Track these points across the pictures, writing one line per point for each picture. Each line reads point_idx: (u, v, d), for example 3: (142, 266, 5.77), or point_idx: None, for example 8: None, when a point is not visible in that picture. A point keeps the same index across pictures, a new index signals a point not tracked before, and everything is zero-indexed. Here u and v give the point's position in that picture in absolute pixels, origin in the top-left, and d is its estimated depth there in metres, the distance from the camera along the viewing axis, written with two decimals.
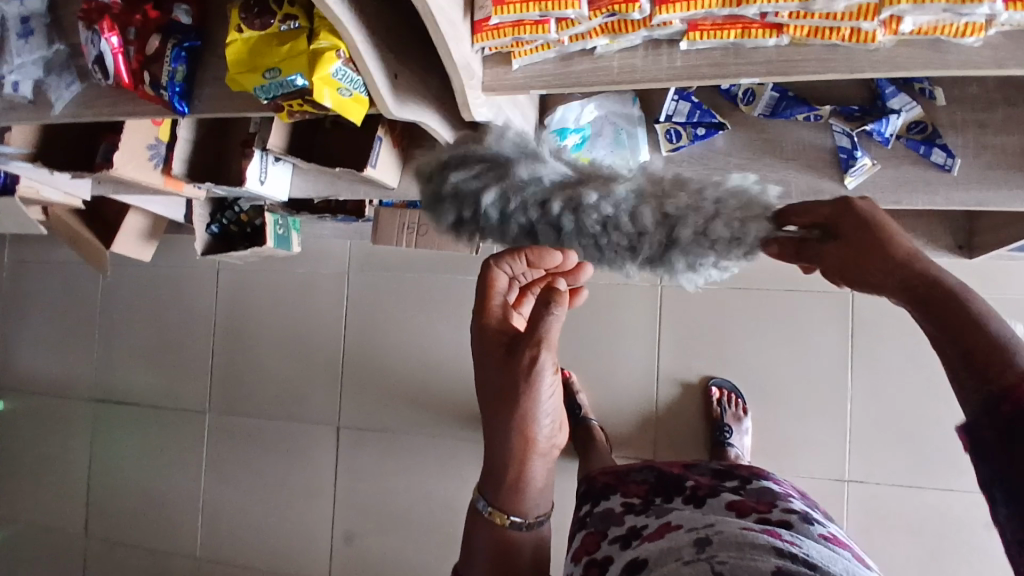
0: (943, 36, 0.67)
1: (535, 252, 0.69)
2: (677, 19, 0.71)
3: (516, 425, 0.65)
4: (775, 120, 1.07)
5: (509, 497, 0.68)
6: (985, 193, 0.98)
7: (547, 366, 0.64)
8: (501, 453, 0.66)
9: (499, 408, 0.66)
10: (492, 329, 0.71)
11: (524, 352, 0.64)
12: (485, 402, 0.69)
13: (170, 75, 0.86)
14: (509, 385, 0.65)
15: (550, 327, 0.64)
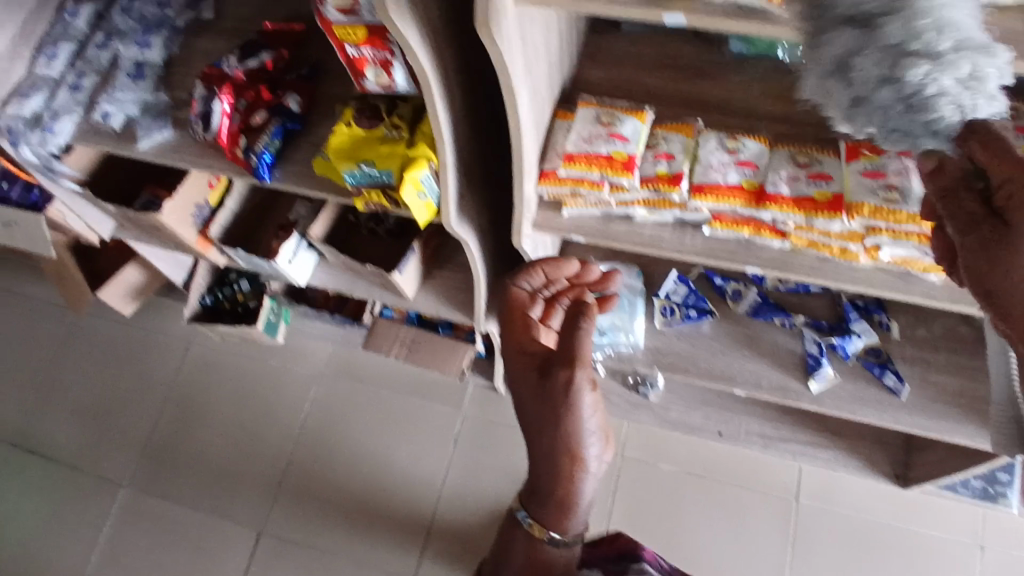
0: (912, 269, 0.85)
1: (547, 267, 1.05)
2: (706, 207, 0.87)
3: (569, 439, 0.88)
4: (755, 320, 1.23)
5: (555, 518, 0.88)
6: (925, 418, 1.14)
7: (581, 383, 0.89)
8: (553, 461, 0.88)
9: (546, 425, 0.89)
10: (528, 342, 1.00)
11: (558, 367, 0.90)
12: (535, 410, 0.91)
13: (266, 144, 0.98)
14: (555, 397, 0.89)
15: (581, 342, 0.90)
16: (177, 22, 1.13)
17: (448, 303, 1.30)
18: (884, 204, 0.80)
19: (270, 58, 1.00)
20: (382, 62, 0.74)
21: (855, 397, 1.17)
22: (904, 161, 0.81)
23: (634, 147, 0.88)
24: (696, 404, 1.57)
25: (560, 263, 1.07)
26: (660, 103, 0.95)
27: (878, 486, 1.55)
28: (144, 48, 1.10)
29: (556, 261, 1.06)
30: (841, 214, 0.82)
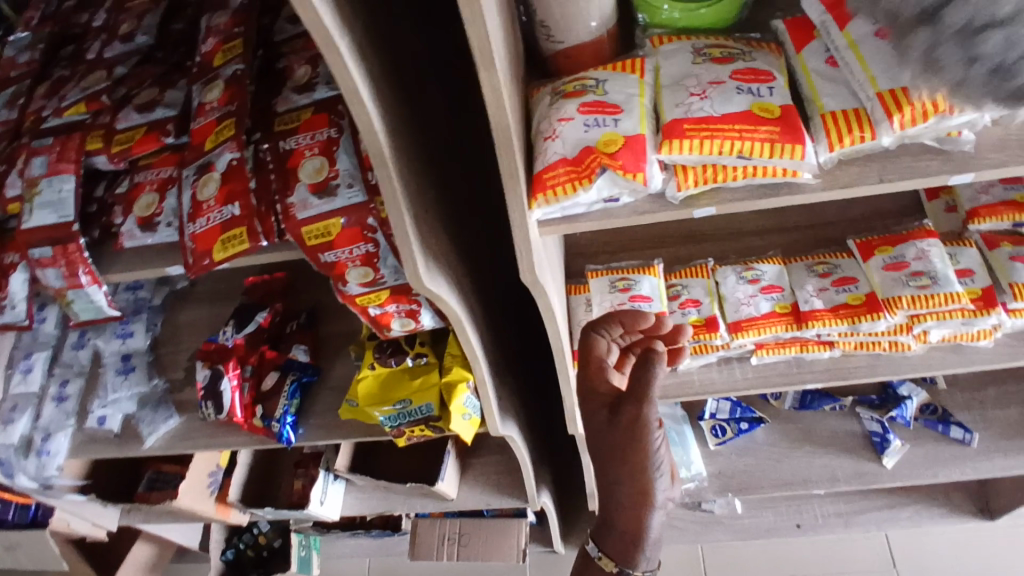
0: (963, 340, 0.84)
1: (625, 315, 0.81)
2: (749, 340, 0.86)
3: (638, 474, 0.79)
4: (803, 412, 1.20)
5: (622, 552, 0.81)
6: (1008, 460, 1.10)
7: (649, 421, 0.77)
8: (621, 500, 0.81)
9: (624, 462, 0.79)
10: (599, 383, 0.82)
11: (627, 413, 0.78)
12: (607, 451, 0.81)
13: (286, 406, 0.94)
14: (625, 436, 0.79)
15: (649, 386, 0.75)
16: (153, 300, 1.10)
17: (496, 490, 1.22)
18: (920, 292, 0.81)
19: (266, 316, 0.98)
20: (409, 311, 0.72)
21: (930, 460, 1.14)
22: (920, 245, 0.83)
23: (659, 304, 0.88)
24: (764, 503, 1.50)
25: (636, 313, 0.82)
26: (660, 248, 0.97)
27: (970, 528, 1.49)
28: (127, 338, 1.07)
29: (637, 312, 0.81)
30: (881, 312, 0.82)
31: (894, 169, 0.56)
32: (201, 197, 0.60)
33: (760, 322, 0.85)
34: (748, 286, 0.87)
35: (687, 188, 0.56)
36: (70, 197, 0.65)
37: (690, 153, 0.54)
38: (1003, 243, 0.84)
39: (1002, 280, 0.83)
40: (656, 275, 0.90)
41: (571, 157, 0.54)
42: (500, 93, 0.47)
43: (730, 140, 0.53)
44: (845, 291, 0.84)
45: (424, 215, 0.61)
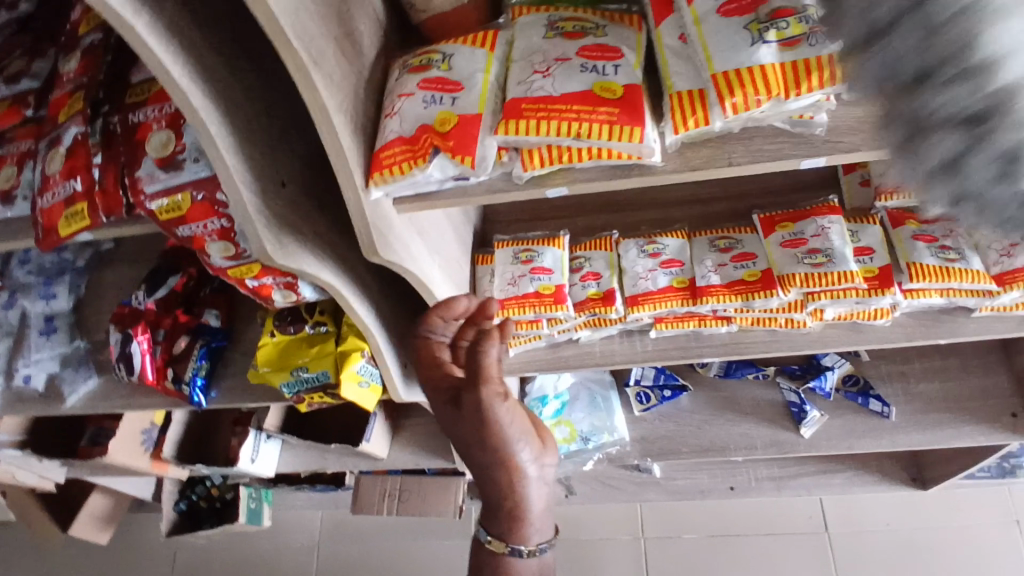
0: (860, 318, 0.84)
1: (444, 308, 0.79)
2: (646, 314, 0.86)
3: (501, 452, 0.77)
4: (729, 380, 1.21)
5: (509, 529, 0.81)
6: (924, 434, 1.12)
7: (494, 397, 0.74)
8: (492, 479, 0.79)
9: (478, 438, 0.77)
10: (439, 376, 0.78)
11: (469, 398, 0.74)
12: (463, 433, 0.78)
13: (194, 369, 0.96)
14: (476, 420, 0.75)
15: (489, 364, 0.72)
16: (77, 263, 1.10)
17: (425, 452, 1.25)
18: (813, 270, 0.81)
19: (178, 281, 1.00)
20: (286, 283, 0.72)
21: (848, 430, 1.16)
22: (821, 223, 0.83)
23: (560, 276, 0.88)
24: (699, 465, 1.54)
25: (455, 303, 0.81)
26: (573, 218, 0.96)
27: (903, 494, 1.52)
28: (50, 300, 1.06)
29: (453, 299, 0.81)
30: (776, 289, 0.82)
31: (742, 152, 0.55)
32: (50, 171, 0.62)
33: (657, 297, 0.85)
34: (648, 259, 0.87)
35: (533, 168, 0.55)
36: None
37: (529, 134, 0.53)
38: (908, 221, 0.83)
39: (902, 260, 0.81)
40: (561, 247, 0.90)
41: (407, 136, 0.53)
42: (311, 74, 0.46)
43: (567, 120, 0.52)
44: (743, 267, 0.85)
45: (277, 190, 0.60)
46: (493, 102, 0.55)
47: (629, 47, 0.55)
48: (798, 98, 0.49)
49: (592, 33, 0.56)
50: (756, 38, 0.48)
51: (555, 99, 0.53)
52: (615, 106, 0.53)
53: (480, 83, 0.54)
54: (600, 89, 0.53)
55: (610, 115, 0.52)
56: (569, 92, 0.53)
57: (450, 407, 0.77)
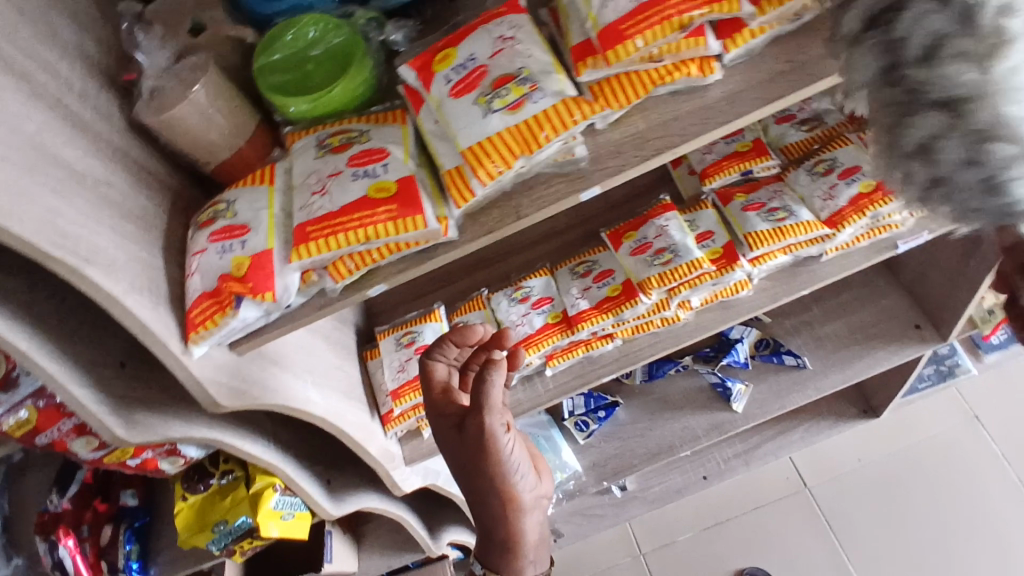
0: (725, 296, 0.88)
1: (454, 333, 0.83)
2: (535, 357, 0.89)
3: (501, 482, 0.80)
4: (655, 381, 1.24)
5: (502, 559, 0.84)
6: (843, 372, 1.17)
7: (495, 429, 0.77)
8: (486, 508, 0.81)
9: (480, 468, 0.79)
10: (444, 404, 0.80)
11: (473, 428, 0.76)
12: (465, 464, 0.79)
13: (125, 556, 0.92)
14: (479, 450, 0.77)
15: (491, 396, 0.74)
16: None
17: (395, 550, 1.23)
18: (664, 269, 0.85)
19: (87, 472, 0.98)
20: (167, 450, 0.73)
21: (775, 392, 1.20)
22: (658, 223, 0.87)
23: None
24: (669, 465, 1.55)
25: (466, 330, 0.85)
26: (445, 287, 0.98)
27: (861, 427, 1.56)
28: None
29: (464, 327, 0.83)
30: (638, 296, 0.86)
31: (528, 203, 0.59)
32: None
33: (538, 337, 0.89)
34: (520, 305, 0.90)
35: (344, 278, 0.58)
36: None
37: (321, 252, 0.56)
38: (735, 196, 0.89)
39: (739, 233, 0.86)
40: (438, 319, 0.92)
41: (211, 289, 0.56)
42: (84, 272, 0.49)
43: (352, 229, 0.55)
44: (605, 285, 0.88)
45: (117, 371, 0.64)
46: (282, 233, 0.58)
47: (392, 144, 0.58)
48: (543, 148, 0.53)
49: (358, 140, 0.59)
50: (485, 110, 0.52)
51: (334, 214, 0.56)
52: (391, 202, 0.56)
53: (265, 220, 0.57)
54: (376, 191, 0.56)
55: (390, 212, 0.55)
56: (349, 203, 0.56)
57: (453, 435, 0.79)
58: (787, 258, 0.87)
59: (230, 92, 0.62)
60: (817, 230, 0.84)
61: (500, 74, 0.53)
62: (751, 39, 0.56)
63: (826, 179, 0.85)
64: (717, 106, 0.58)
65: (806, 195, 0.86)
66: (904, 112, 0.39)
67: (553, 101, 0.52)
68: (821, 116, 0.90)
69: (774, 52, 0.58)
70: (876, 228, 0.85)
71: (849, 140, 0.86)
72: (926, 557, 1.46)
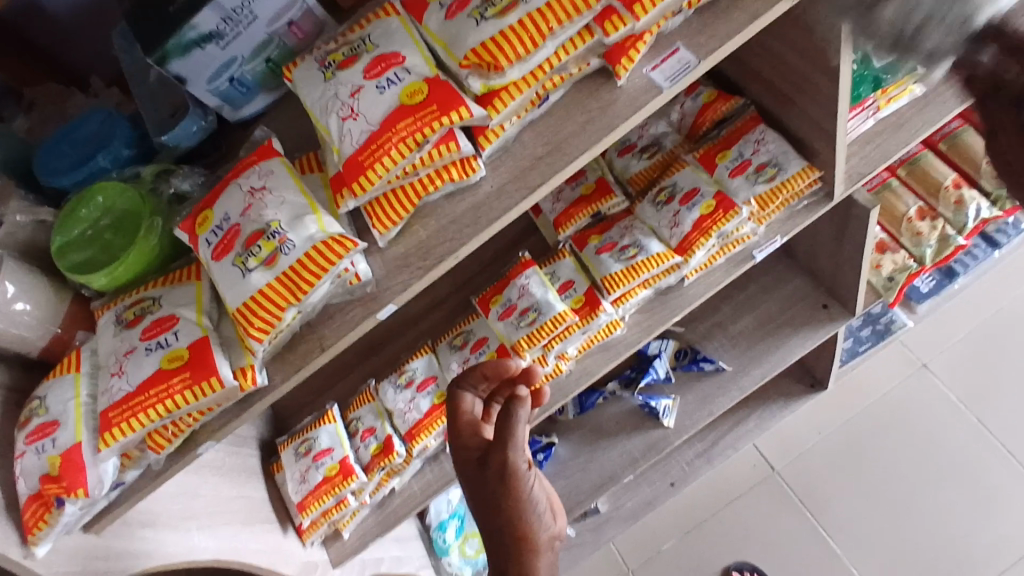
0: (600, 339, 0.89)
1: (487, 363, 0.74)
2: (431, 439, 0.90)
3: (519, 526, 0.65)
4: (587, 412, 1.24)
5: None
6: (761, 366, 1.18)
7: (517, 467, 0.66)
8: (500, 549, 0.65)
9: (498, 510, 0.66)
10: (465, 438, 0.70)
11: (494, 463, 0.66)
12: (480, 506, 0.67)
13: None
14: (497, 492, 0.66)
15: (513, 429, 0.66)
16: None
17: None
18: (532, 328, 0.85)
19: None
20: None
21: (703, 399, 1.21)
22: (520, 282, 0.87)
23: (341, 450, 0.89)
24: (636, 479, 1.55)
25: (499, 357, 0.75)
26: (339, 383, 0.99)
27: (817, 399, 1.56)
28: None
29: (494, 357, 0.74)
30: (513, 360, 0.87)
31: (330, 332, 0.59)
32: None
33: (428, 420, 0.89)
34: (405, 391, 0.90)
35: (164, 448, 0.59)
36: None
37: (127, 434, 0.56)
38: (590, 238, 0.90)
39: (597, 277, 0.87)
40: (332, 420, 0.92)
41: (34, 492, 0.56)
42: None
43: (151, 407, 0.56)
44: (482, 353, 0.89)
45: None
46: (92, 420, 0.58)
47: (182, 308, 0.59)
48: (313, 292, 0.54)
49: (150, 310, 0.60)
50: (242, 271, 0.53)
51: (133, 394, 0.56)
52: (185, 370, 0.56)
53: (73, 412, 0.58)
54: (169, 362, 0.57)
55: (184, 381, 0.56)
56: (144, 380, 0.57)
57: (474, 469, 0.68)
58: (649, 290, 0.88)
59: (32, 279, 0.63)
60: (670, 259, 0.85)
61: (251, 231, 0.54)
62: (499, 136, 0.57)
63: (668, 207, 0.87)
64: (487, 198, 0.58)
65: (655, 225, 0.88)
66: None
67: (306, 248, 0.53)
68: (658, 141, 0.92)
69: (532, 137, 0.58)
70: (728, 243, 0.87)
71: (686, 161, 0.89)
72: (909, 514, 1.44)
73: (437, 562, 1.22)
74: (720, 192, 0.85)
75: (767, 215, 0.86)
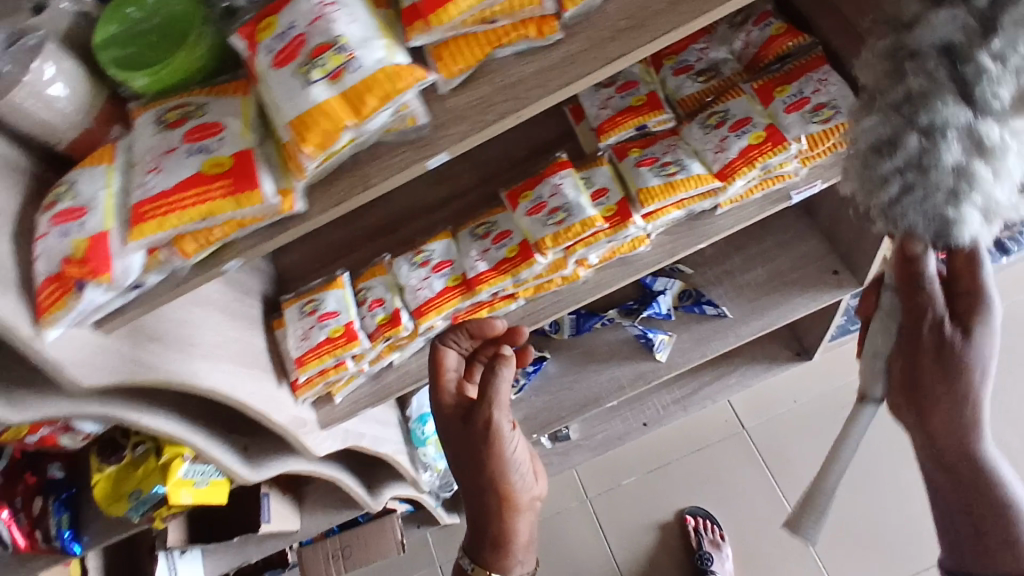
0: (623, 252, 0.89)
1: (471, 323, 0.85)
2: (438, 319, 0.89)
3: (498, 479, 0.80)
4: (583, 334, 1.26)
5: (492, 555, 0.81)
6: (762, 318, 1.19)
7: (501, 425, 0.80)
8: (482, 502, 0.80)
9: (482, 464, 0.80)
10: (449, 398, 0.83)
11: (480, 420, 0.79)
12: (463, 459, 0.81)
13: (57, 525, 1.00)
14: (480, 445, 0.80)
15: (498, 392, 0.79)
16: None
17: (334, 508, 1.26)
18: (558, 228, 0.85)
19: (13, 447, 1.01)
20: (62, 426, 0.75)
21: (698, 340, 1.23)
22: (553, 182, 0.87)
23: (347, 315, 0.90)
24: (611, 413, 1.59)
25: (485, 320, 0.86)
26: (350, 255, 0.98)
27: (798, 368, 1.59)
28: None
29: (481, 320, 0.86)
30: (534, 256, 0.86)
31: (376, 171, 0.58)
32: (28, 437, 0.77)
33: (438, 301, 0.89)
34: (420, 269, 0.90)
35: (192, 255, 0.58)
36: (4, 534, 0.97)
37: (159, 231, 0.56)
38: (631, 150, 0.89)
39: (632, 189, 0.86)
40: (341, 286, 0.92)
41: (53, 274, 0.55)
42: None
43: (188, 207, 0.55)
44: (503, 246, 0.88)
45: None
46: (122, 214, 0.57)
47: (229, 117, 0.57)
48: (373, 117, 0.52)
49: (196, 115, 0.58)
50: (303, 81, 0.52)
51: (169, 193, 0.55)
52: (226, 179, 0.55)
53: (104, 200, 0.57)
54: (210, 167, 0.56)
55: (225, 188, 0.55)
56: (183, 181, 0.56)
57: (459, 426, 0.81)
58: (680, 212, 0.88)
59: (70, 66, 0.61)
60: (709, 183, 0.85)
61: (318, 43, 0.52)
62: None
63: (716, 131, 0.86)
64: (559, 60, 0.57)
65: (699, 149, 0.87)
66: (905, 116, 0.46)
67: (375, 69, 0.52)
68: (716, 67, 0.90)
69: (616, 7, 0.57)
70: (769, 179, 0.87)
71: (741, 91, 0.88)
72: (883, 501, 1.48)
73: (412, 451, 1.25)
74: (772, 126, 0.84)
75: (813, 157, 0.85)
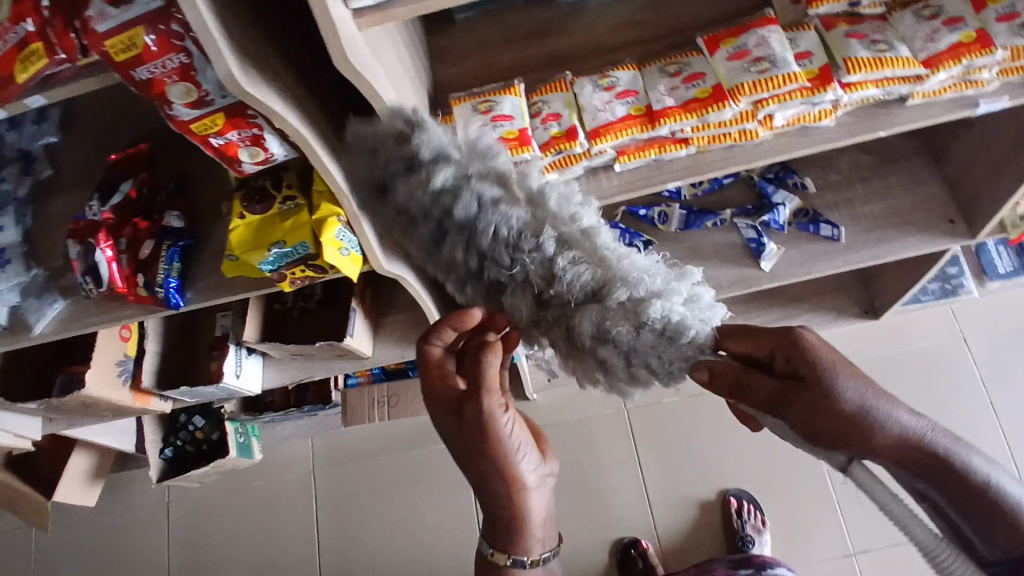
0: (807, 123, 0.89)
1: (451, 320, 0.83)
2: (609, 147, 0.90)
3: (502, 464, 0.82)
4: (690, 231, 1.26)
5: (508, 542, 0.84)
6: (872, 249, 1.20)
7: (495, 408, 0.82)
8: (493, 487, 0.82)
9: (486, 449, 0.81)
10: (442, 390, 0.84)
11: (472, 407, 0.81)
12: (465, 446, 0.83)
13: (165, 271, 0.93)
14: (477, 431, 0.82)
15: (488, 376, 0.82)
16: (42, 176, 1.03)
17: (410, 344, 1.25)
18: (760, 77, 0.84)
19: (132, 187, 0.96)
20: (252, 139, 0.71)
21: (803, 258, 1.24)
22: (761, 32, 0.85)
23: (521, 121, 0.89)
24: None
25: (466, 316, 0.84)
26: (521, 74, 0.96)
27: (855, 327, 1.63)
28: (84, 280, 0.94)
29: (461, 316, 0.83)
30: (727, 100, 0.85)
31: None
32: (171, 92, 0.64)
33: (618, 127, 0.88)
34: (604, 93, 0.89)
35: None
36: (104, 269, 0.91)
37: None
38: (838, 24, 0.88)
39: (838, 57, 0.86)
40: (517, 95, 0.91)
41: None
42: None
43: None
44: (694, 87, 0.88)
45: (234, 20, 0.60)
46: None
47: None
48: None
49: None
50: None
51: None
52: None
53: None
54: None
55: None
56: None
57: (453, 414, 0.83)
58: (874, 93, 0.87)
59: None
60: (913, 68, 0.85)
61: None
62: None
63: (929, 23, 0.86)
64: None
65: (908, 36, 0.87)
66: None
67: None
68: None
69: None
70: (963, 81, 0.87)
71: None
72: None
73: None
74: (983, 30, 0.84)
75: (1015, 69, 0.86)
